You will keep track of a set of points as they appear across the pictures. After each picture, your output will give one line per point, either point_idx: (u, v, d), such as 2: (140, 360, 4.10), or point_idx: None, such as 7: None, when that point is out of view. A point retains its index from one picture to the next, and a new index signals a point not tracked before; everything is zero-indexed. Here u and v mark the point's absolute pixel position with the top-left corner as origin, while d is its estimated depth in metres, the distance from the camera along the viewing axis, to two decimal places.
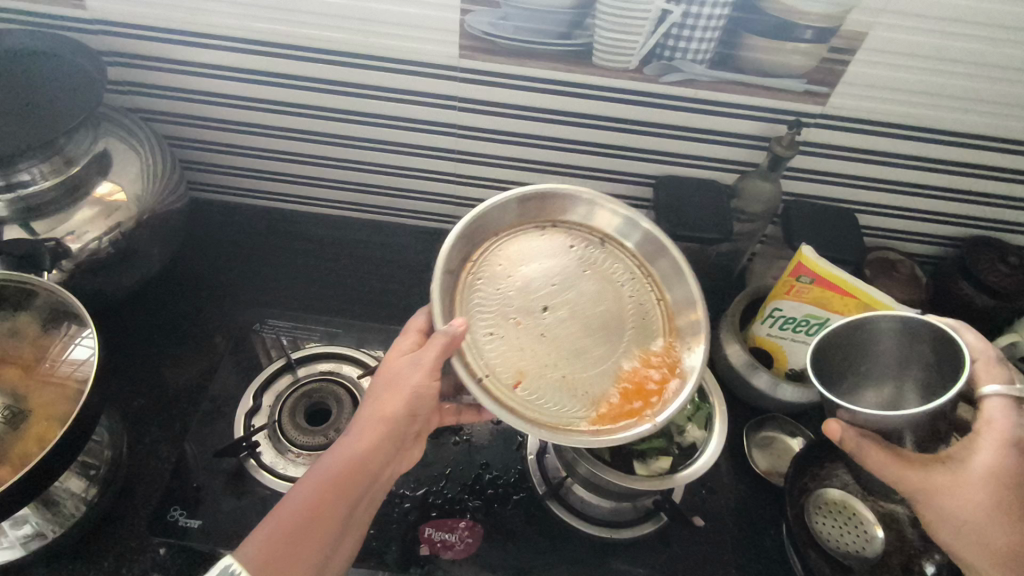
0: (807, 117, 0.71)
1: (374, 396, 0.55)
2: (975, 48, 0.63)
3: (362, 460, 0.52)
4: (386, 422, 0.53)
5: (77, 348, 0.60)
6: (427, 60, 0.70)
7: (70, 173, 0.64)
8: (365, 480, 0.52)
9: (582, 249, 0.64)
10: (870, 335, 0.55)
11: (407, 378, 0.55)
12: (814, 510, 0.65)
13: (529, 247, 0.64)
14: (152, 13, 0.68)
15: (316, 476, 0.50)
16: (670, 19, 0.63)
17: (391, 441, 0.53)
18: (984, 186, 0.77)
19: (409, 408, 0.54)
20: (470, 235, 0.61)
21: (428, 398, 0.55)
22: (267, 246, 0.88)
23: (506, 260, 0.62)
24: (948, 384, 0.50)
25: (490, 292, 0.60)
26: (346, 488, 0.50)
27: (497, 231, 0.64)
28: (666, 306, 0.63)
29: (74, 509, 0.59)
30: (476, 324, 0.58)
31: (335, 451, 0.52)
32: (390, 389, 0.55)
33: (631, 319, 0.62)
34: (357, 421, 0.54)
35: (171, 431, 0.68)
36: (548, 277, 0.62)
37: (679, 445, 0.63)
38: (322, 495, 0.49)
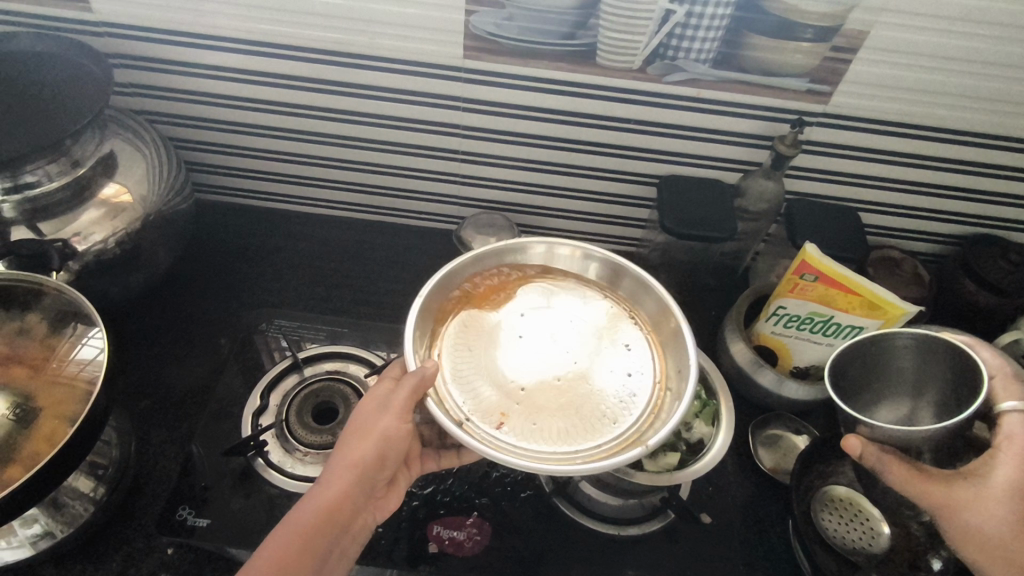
0: (810, 116, 0.71)
1: (343, 442, 0.54)
2: (975, 46, 0.63)
3: (332, 509, 0.50)
4: (356, 470, 0.52)
5: (84, 348, 0.60)
6: (431, 59, 0.70)
7: (79, 174, 0.65)
8: (335, 530, 0.50)
9: (564, 293, 0.65)
10: (887, 352, 0.56)
11: (376, 424, 0.53)
12: (821, 506, 0.65)
13: (511, 295, 0.64)
14: (157, 15, 0.69)
15: (289, 526, 0.49)
16: (674, 19, 0.63)
17: (362, 490, 0.52)
18: (986, 184, 0.77)
19: (379, 454, 0.53)
20: (444, 288, 0.62)
21: (399, 442, 0.54)
22: (271, 247, 0.88)
23: (483, 308, 0.63)
24: (962, 402, 0.52)
25: (469, 340, 0.60)
26: (316, 539, 0.49)
27: (472, 285, 0.65)
28: (646, 332, 0.63)
29: (82, 510, 0.60)
30: (457, 370, 0.58)
31: (306, 499, 0.51)
32: (360, 434, 0.53)
33: (612, 347, 0.62)
34: (329, 469, 0.52)
35: (178, 432, 0.68)
36: (531, 322, 0.62)
37: (687, 441, 0.63)
38: (293, 546, 0.48)
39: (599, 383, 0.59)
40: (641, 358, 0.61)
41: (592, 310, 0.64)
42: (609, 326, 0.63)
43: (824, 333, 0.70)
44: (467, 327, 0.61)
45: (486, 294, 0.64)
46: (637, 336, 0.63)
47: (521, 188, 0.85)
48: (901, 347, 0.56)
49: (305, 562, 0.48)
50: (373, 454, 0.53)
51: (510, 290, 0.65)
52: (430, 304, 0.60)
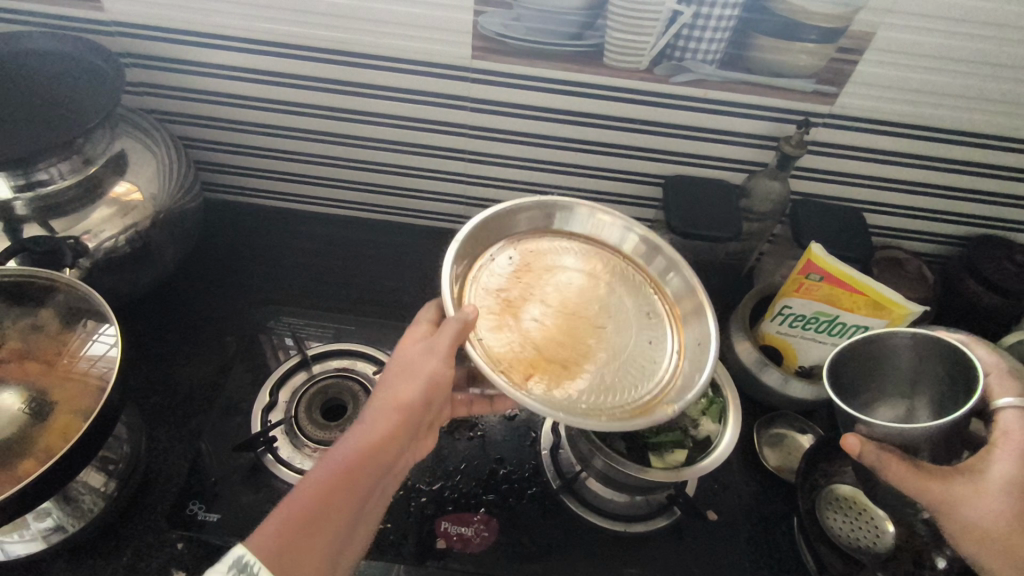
0: (815, 117, 0.72)
1: (387, 382, 0.52)
2: (979, 47, 0.64)
3: (378, 447, 0.49)
4: (402, 411, 0.50)
5: (96, 344, 0.61)
6: (439, 60, 0.71)
7: (89, 173, 0.65)
8: (381, 467, 0.49)
9: (581, 255, 0.65)
10: (884, 351, 0.56)
11: (421, 364, 0.53)
12: (825, 505, 0.65)
13: (532, 253, 0.64)
14: (169, 15, 0.69)
15: (331, 461, 0.47)
16: (681, 20, 0.64)
17: (407, 429, 0.51)
18: (989, 186, 0.78)
19: (424, 394, 0.52)
20: (485, 230, 0.61)
21: (444, 387, 0.53)
22: (279, 245, 0.89)
23: (516, 260, 0.63)
24: (959, 400, 0.52)
25: (500, 288, 0.60)
26: (361, 476, 0.47)
27: (511, 235, 0.64)
28: (669, 310, 0.63)
29: (92, 505, 0.60)
30: (487, 317, 0.58)
31: (350, 436, 0.49)
32: (405, 375, 0.52)
33: (635, 317, 0.62)
34: (371, 408, 0.51)
35: (187, 428, 0.69)
36: (552, 281, 0.62)
37: (694, 438, 0.63)
38: (338, 480, 0.46)
39: (618, 348, 0.59)
40: (661, 333, 0.61)
41: (619, 280, 0.64)
42: (633, 299, 0.63)
43: (829, 332, 0.71)
44: (499, 275, 0.61)
45: (508, 251, 0.63)
46: (660, 313, 0.63)
47: (527, 187, 0.85)
48: (899, 346, 0.56)
49: (348, 498, 0.46)
50: (419, 393, 0.51)
51: (544, 249, 0.64)
52: (471, 243, 0.60)
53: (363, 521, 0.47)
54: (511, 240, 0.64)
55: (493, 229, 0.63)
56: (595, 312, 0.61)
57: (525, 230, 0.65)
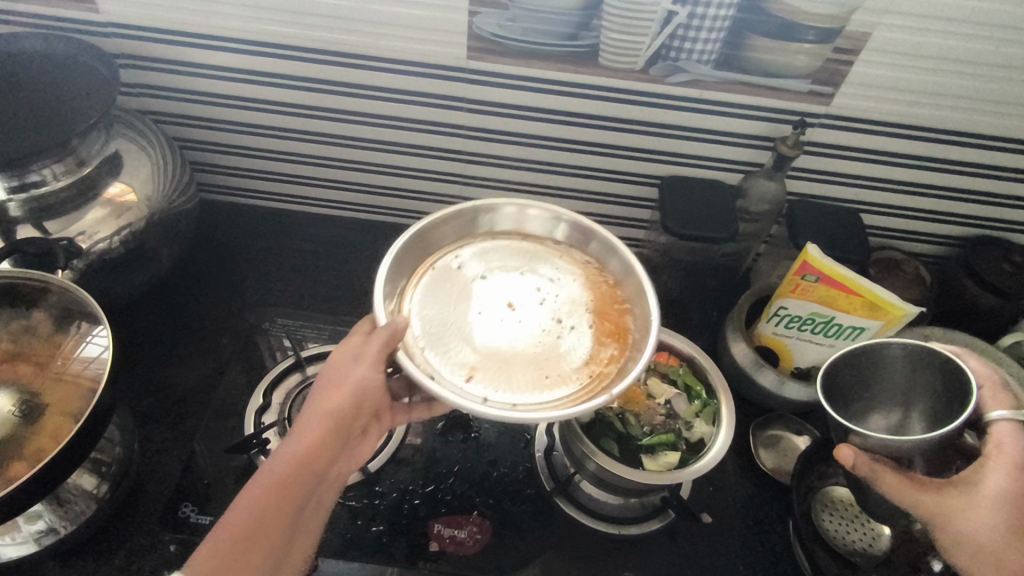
0: (812, 117, 0.71)
1: (318, 393, 0.53)
2: (976, 48, 0.63)
3: (310, 456, 0.49)
4: (331, 419, 0.51)
5: (88, 346, 0.60)
6: (434, 61, 0.70)
7: (84, 174, 0.65)
8: (313, 476, 0.49)
9: (525, 256, 0.64)
10: (876, 361, 0.56)
11: (349, 372, 0.53)
12: (821, 507, 0.65)
13: (473, 259, 0.63)
14: (163, 15, 0.69)
15: (266, 475, 0.48)
16: (676, 20, 0.64)
17: (338, 435, 0.51)
18: (987, 186, 0.77)
19: (353, 401, 0.52)
20: (413, 250, 0.60)
21: (377, 392, 0.53)
22: (274, 246, 0.89)
23: (454, 270, 0.61)
24: (952, 411, 0.52)
25: (439, 299, 0.59)
26: (293, 487, 0.48)
27: (442, 249, 0.63)
28: (617, 296, 0.61)
29: (85, 507, 0.61)
30: (425, 323, 0.57)
31: (281, 449, 0.49)
32: (334, 383, 0.53)
33: (582, 307, 0.60)
34: (301, 420, 0.51)
35: (181, 429, 0.69)
36: (495, 283, 0.61)
37: (687, 440, 0.63)
38: (270, 493, 0.47)
39: (566, 343, 0.58)
40: (613, 320, 0.59)
41: (560, 274, 0.63)
42: (580, 290, 0.61)
43: (825, 333, 0.70)
44: (439, 288, 0.60)
45: (450, 260, 0.62)
46: (606, 299, 0.61)
47: (523, 188, 0.85)
48: (892, 355, 0.55)
49: (283, 510, 0.46)
50: (348, 401, 0.52)
51: (481, 253, 0.63)
52: (399, 263, 0.58)
53: (301, 530, 0.48)
54: (452, 251, 0.63)
55: (432, 242, 0.62)
56: (541, 308, 0.59)
57: (459, 240, 0.64)
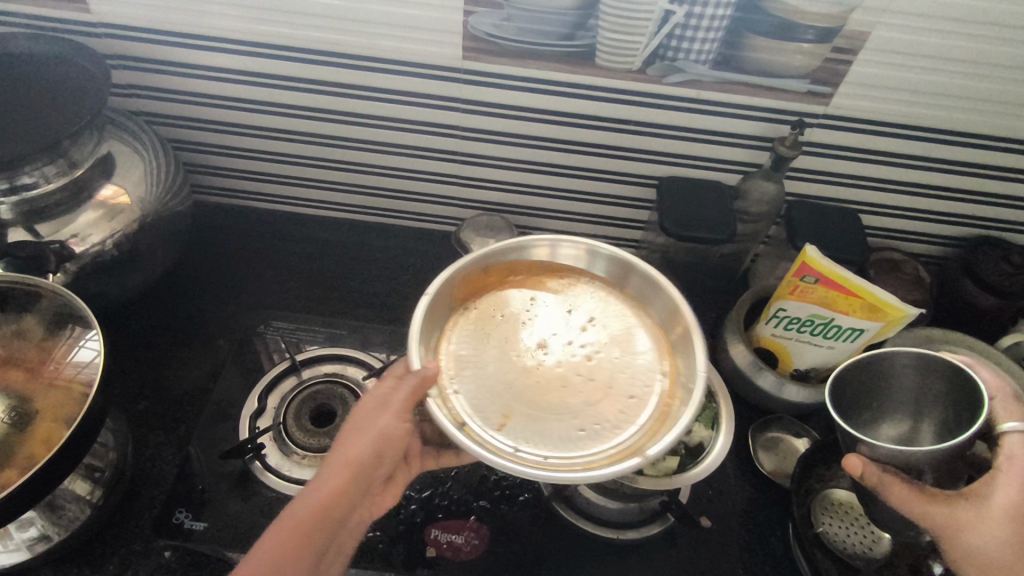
0: (810, 117, 0.71)
1: (341, 439, 0.52)
2: (975, 47, 0.63)
3: (327, 507, 0.48)
4: (351, 471, 0.50)
5: (81, 350, 0.60)
6: (429, 61, 0.70)
7: (77, 176, 0.65)
8: (332, 526, 0.48)
9: (564, 297, 0.64)
10: (886, 370, 0.56)
11: (375, 421, 0.52)
12: (820, 510, 0.65)
13: (511, 301, 0.63)
14: (155, 16, 0.69)
15: (282, 525, 0.47)
16: (673, 19, 0.63)
17: (358, 486, 0.50)
18: (986, 187, 0.77)
19: (377, 451, 0.51)
20: (451, 294, 0.61)
21: (399, 441, 0.52)
22: (270, 248, 0.88)
23: (491, 310, 0.62)
24: (964, 420, 0.51)
25: (477, 342, 0.60)
26: (310, 539, 0.47)
27: (478, 289, 0.63)
28: (657, 335, 0.61)
29: (78, 513, 0.60)
30: (464, 368, 0.57)
31: (301, 497, 0.49)
32: (357, 431, 0.52)
33: (618, 348, 0.60)
34: (323, 467, 0.50)
35: (176, 433, 0.68)
36: (533, 326, 0.61)
37: (687, 445, 0.61)
38: (288, 544, 0.46)
39: (604, 388, 0.57)
40: (651, 362, 0.59)
41: (596, 312, 0.63)
42: (616, 332, 0.61)
43: (825, 335, 0.69)
44: (476, 330, 0.60)
45: (488, 304, 0.63)
46: (646, 340, 0.61)
47: (520, 189, 0.84)
48: (901, 365, 0.55)
49: (298, 562, 0.46)
50: (370, 451, 0.51)
51: (518, 292, 0.64)
52: (435, 309, 0.59)
53: None
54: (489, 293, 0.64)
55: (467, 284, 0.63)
56: (578, 349, 0.59)
57: (496, 279, 0.64)
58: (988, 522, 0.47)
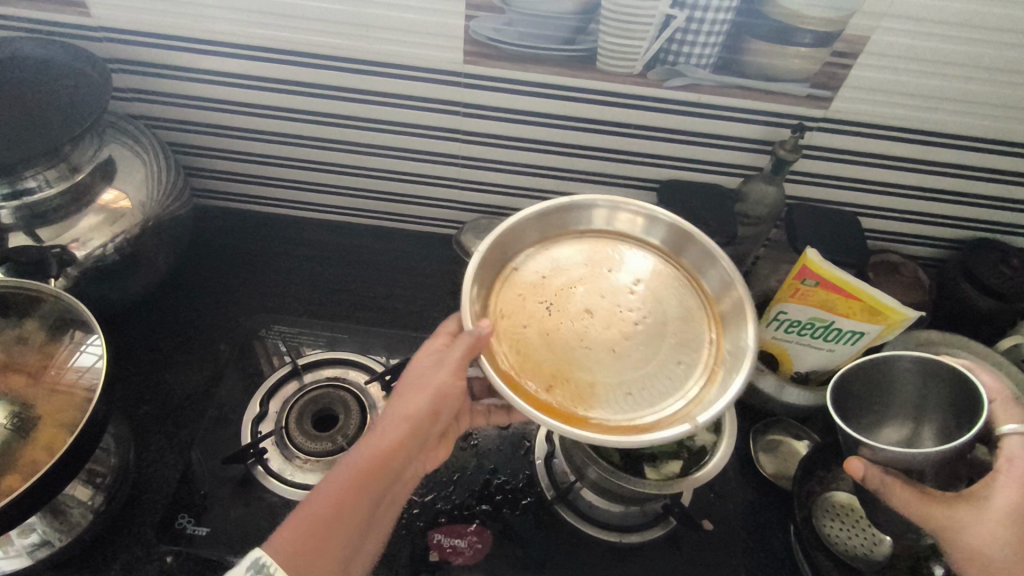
0: (810, 121, 0.71)
1: (399, 393, 0.53)
2: (974, 51, 0.63)
3: (386, 459, 0.49)
4: (410, 424, 0.51)
5: (83, 355, 0.60)
6: (431, 65, 0.70)
7: (78, 180, 0.65)
8: (389, 477, 0.49)
9: (613, 256, 0.60)
10: (889, 375, 0.56)
11: (434, 375, 0.52)
12: (822, 513, 0.65)
13: (560, 258, 0.59)
14: (156, 20, 0.68)
15: (340, 473, 0.48)
16: (674, 24, 0.63)
17: (415, 439, 0.51)
18: (984, 189, 0.77)
19: (433, 405, 0.52)
20: (504, 244, 0.58)
21: (454, 397, 0.53)
22: (271, 252, 0.88)
23: (544, 265, 0.59)
24: (965, 425, 0.52)
25: (526, 297, 0.56)
26: (369, 487, 0.48)
27: (532, 244, 0.60)
28: (710, 307, 0.58)
29: (81, 518, 0.59)
30: (510, 327, 0.54)
31: (359, 446, 0.50)
32: (415, 386, 0.52)
33: (669, 311, 0.57)
34: (382, 420, 0.51)
35: (177, 438, 0.68)
36: (581, 284, 0.57)
37: (690, 449, 0.62)
38: (348, 488, 0.47)
39: (652, 351, 0.55)
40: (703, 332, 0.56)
41: (645, 273, 0.59)
42: (666, 294, 0.58)
43: (825, 338, 0.70)
44: (526, 286, 0.57)
45: (534, 261, 0.59)
46: (694, 307, 0.58)
47: (521, 193, 0.84)
48: (903, 370, 0.55)
49: (357, 506, 0.47)
50: (428, 405, 0.52)
51: (572, 249, 0.60)
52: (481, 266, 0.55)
53: (369, 532, 0.48)
54: (534, 248, 0.60)
55: (514, 238, 0.59)
56: (630, 310, 0.56)
57: (551, 234, 0.61)
58: (990, 523, 0.47)
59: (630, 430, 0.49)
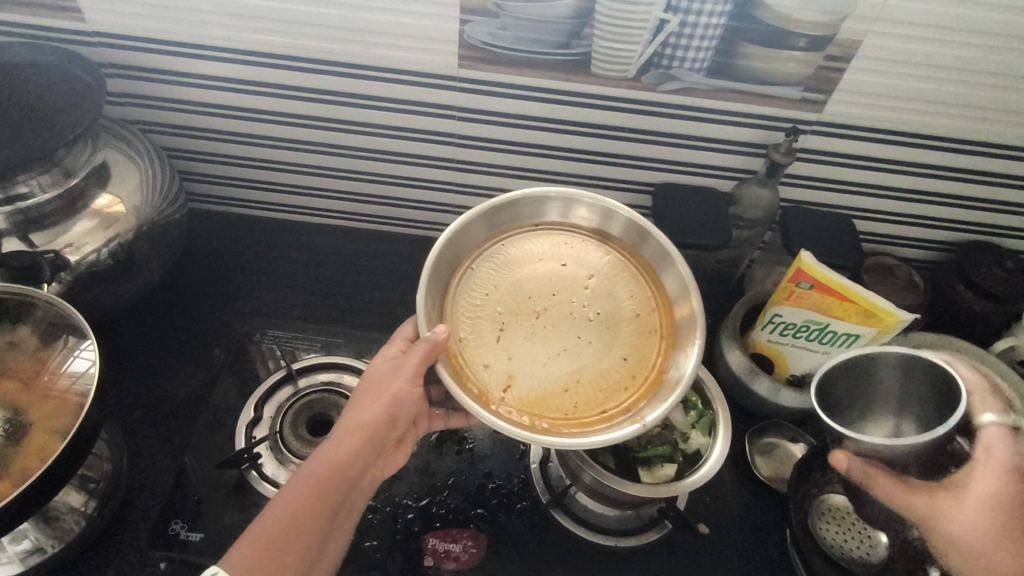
0: (804, 125, 0.72)
1: (357, 401, 0.56)
2: (967, 55, 0.63)
3: (345, 463, 0.52)
4: (368, 429, 0.54)
5: (76, 361, 0.60)
6: (426, 70, 0.70)
7: (71, 185, 0.65)
8: (349, 480, 0.52)
9: (571, 252, 0.61)
10: (872, 370, 0.57)
11: (389, 383, 0.56)
12: (817, 517, 0.64)
13: (516, 254, 0.61)
14: (151, 25, 0.69)
15: (303, 478, 0.51)
16: (668, 28, 0.63)
17: (371, 445, 0.54)
18: (978, 192, 0.78)
19: (389, 411, 0.55)
20: (461, 240, 0.59)
21: (411, 402, 0.56)
22: (267, 256, 0.88)
23: (501, 258, 0.60)
24: (945, 415, 0.53)
25: (481, 294, 0.59)
26: (327, 491, 0.51)
27: (491, 235, 0.61)
28: (662, 307, 0.60)
29: (74, 524, 0.59)
30: (463, 325, 0.57)
31: (321, 451, 0.53)
32: (372, 394, 0.56)
33: (620, 311, 0.59)
34: (340, 426, 0.54)
35: (170, 444, 0.68)
36: (536, 283, 0.60)
37: (684, 452, 0.62)
38: (308, 493, 0.50)
39: (601, 351, 0.57)
40: (650, 333, 0.59)
41: (599, 269, 0.61)
42: (618, 292, 0.60)
43: (820, 341, 0.70)
44: (482, 281, 0.59)
45: (492, 257, 0.60)
46: (647, 305, 0.60)
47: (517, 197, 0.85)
48: (885, 365, 0.56)
49: (317, 509, 0.50)
50: (384, 411, 0.55)
51: (530, 241, 0.61)
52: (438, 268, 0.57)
53: (333, 532, 0.51)
54: (493, 243, 0.61)
55: (473, 235, 0.60)
56: (581, 307, 0.59)
57: (510, 225, 0.62)
58: (965, 513, 0.48)
59: (574, 431, 0.53)
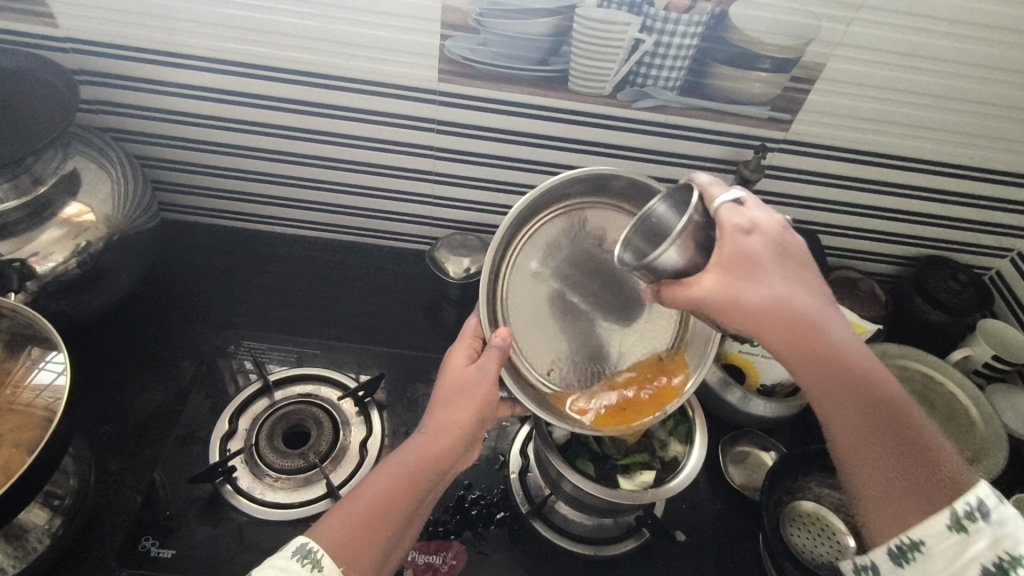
0: (772, 143, 0.74)
1: (445, 400, 0.56)
2: (921, 79, 0.67)
3: (432, 460, 0.53)
4: (457, 431, 0.55)
5: (41, 372, 0.58)
6: (406, 83, 0.71)
7: (38, 194, 0.63)
8: (433, 478, 0.53)
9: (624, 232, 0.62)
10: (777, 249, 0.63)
11: (475, 388, 0.56)
12: (790, 522, 0.67)
13: (571, 230, 0.62)
14: (125, 33, 0.68)
15: (392, 471, 0.51)
16: (643, 48, 0.65)
17: (458, 448, 0.55)
18: (934, 210, 0.82)
19: (476, 415, 0.56)
20: (530, 210, 0.60)
21: (493, 407, 0.57)
22: (242, 267, 0.87)
23: (563, 228, 0.62)
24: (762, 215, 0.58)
25: (533, 276, 0.63)
26: (415, 484, 0.51)
27: (551, 208, 0.61)
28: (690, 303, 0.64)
29: (36, 543, 0.57)
30: (512, 299, 0.62)
31: (411, 444, 0.53)
32: (461, 396, 0.56)
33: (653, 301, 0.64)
34: (431, 424, 0.55)
35: (139, 459, 0.66)
36: (584, 262, 0.63)
37: (662, 458, 0.65)
38: (400, 483, 0.51)
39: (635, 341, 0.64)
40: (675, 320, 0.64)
41: None
42: None
43: None
44: (535, 260, 0.62)
45: (546, 235, 0.62)
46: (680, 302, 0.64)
47: (491, 209, 0.86)
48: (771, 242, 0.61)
49: (404, 500, 0.50)
50: (473, 415, 0.56)
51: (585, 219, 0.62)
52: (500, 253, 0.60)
53: (409, 527, 0.51)
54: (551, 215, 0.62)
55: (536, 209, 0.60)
56: (620, 292, 0.63)
57: (566, 199, 0.61)
58: (714, 274, 0.48)
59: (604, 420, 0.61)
